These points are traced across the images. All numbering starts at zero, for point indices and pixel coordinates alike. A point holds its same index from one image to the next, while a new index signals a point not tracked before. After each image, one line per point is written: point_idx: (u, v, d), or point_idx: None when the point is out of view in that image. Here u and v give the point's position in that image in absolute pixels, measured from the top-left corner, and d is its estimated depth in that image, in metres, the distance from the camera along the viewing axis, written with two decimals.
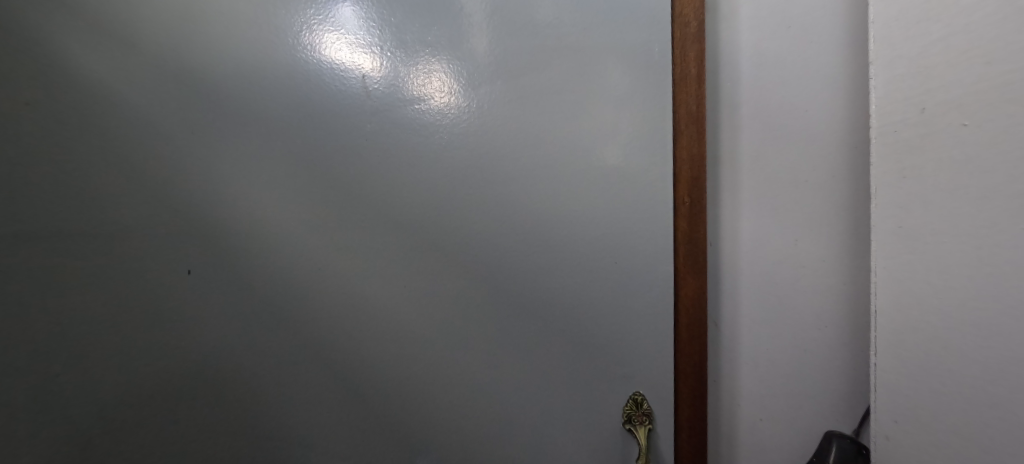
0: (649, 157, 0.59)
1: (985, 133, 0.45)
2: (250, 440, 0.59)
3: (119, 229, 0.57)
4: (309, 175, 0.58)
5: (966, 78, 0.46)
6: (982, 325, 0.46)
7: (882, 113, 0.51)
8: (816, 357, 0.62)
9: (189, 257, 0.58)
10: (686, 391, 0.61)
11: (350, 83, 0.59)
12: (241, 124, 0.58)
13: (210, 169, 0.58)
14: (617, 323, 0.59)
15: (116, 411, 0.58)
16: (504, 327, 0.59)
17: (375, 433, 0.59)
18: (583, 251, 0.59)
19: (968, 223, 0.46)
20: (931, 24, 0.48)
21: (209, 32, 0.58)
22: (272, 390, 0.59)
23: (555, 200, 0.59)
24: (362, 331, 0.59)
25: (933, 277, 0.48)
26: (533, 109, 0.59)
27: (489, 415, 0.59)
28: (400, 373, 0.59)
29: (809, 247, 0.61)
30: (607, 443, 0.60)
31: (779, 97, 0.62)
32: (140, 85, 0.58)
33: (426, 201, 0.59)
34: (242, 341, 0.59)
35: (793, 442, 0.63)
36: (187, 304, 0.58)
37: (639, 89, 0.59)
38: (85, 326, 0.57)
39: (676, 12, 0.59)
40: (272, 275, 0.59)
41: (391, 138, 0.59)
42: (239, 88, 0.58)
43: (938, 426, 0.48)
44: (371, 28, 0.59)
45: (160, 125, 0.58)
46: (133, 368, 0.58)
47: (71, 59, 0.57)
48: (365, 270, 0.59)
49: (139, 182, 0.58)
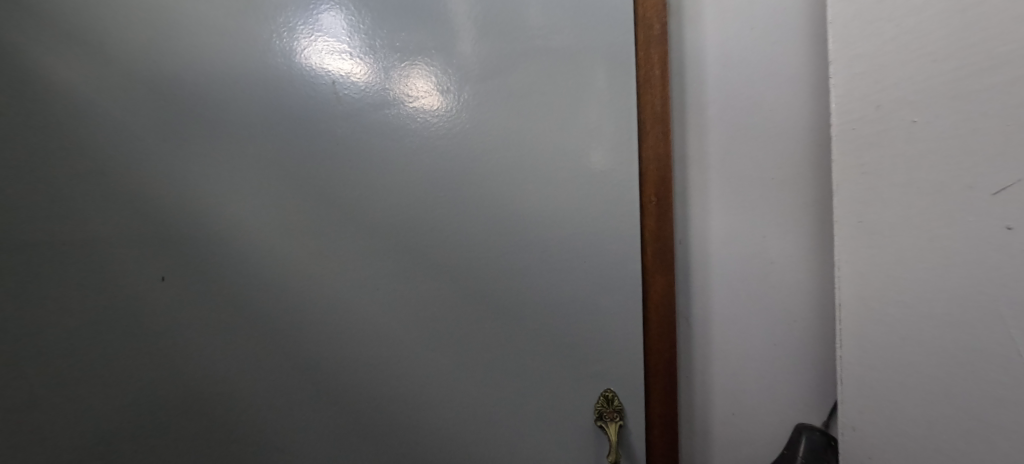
0: (617, 157, 0.60)
1: (933, 129, 0.47)
2: (227, 445, 0.59)
3: (95, 238, 0.58)
4: (282, 180, 0.59)
5: (917, 76, 0.47)
6: (937, 316, 0.47)
7: (842, 110, 0.52)
8: (786, 351, 0.63)
9: (161, 264, 0.59)
10: (658, 387, 0.62)
11: (321, 89, 0.59)
12: (215, 131, 0.59)
13: (181, 177, 0.59)
14: (589, 321, 0.60)
15: (97, 418, 0.58)
16: (478, 328, 0.60)
17: (351, 435, 0.60)
18: (554, 251, 0.60)
19: (922, 216, 0.48)
20: (883, 24, 0.49)
21: (183, 41, 0.59)
22: (246, 396, 0.59)
23: (525, 202, 0.60)
24: (337, 334, 0.60)
25: (891, 271, 0.50)
26: (503, 112, 0.60)
27: (464, 415, 0.60)
28: (376, 374, 0.60)
29: (776, 242, 0.62)
30: (580, 440, 0.61)
31: (744, 96, 0.63)
32: (115, 93, 0.58)
33: (400, 204, 0.60)
34: (219, 347, 0.59)
35: (765, 436, 0.64)
36: (164, 310, 0.59)
37: (608, 90, 0.60)
38: (62, 334, 0.57)
39: (640, 16, 0.61)
40: (246, 280, 0.59)
41: (363, 142, 0.59)
42: (211, 94, 0.59)
43: (901, 417, 0.50)
44: (343, 34, 0.60)
45: (136, 133, 0.58)
46: (108, 376, 0.58)
47: (43, 68, 0.57)
48: (339, 274, 0.59)
49: (108, 191, 0.58)
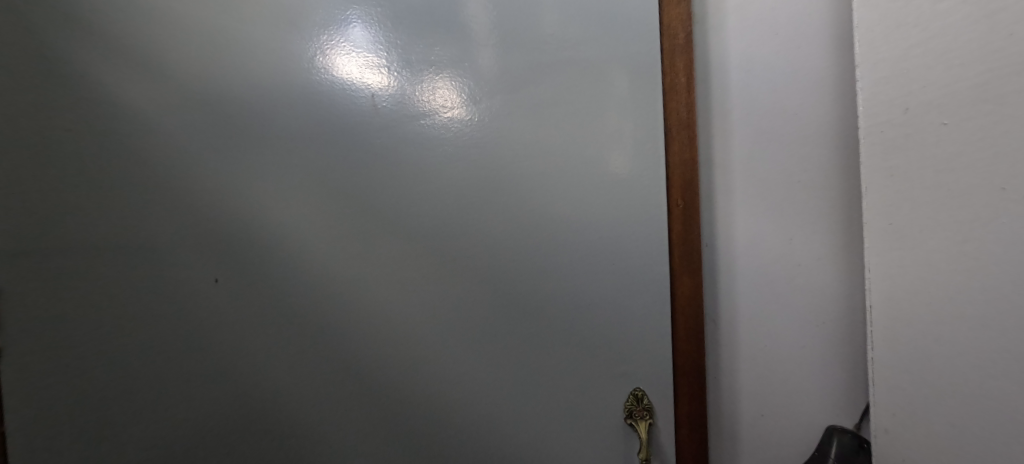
0: (644, 163, 0.62)
1: (964, 131, 0.47)
2: (275, 437, 0.63)
3: (155, 244, 0.63)
4: (326, 188, 0.63)
5: (944, 80, 0.48)
6: (970, 317, 0.48)
7: (869, 114, 0.53)
8: (815, 353, 0.63)
9: (213, 268, 0.63)
10: (686, 387, 0.63)
11: (361, 101, 0.63)
12: (262, 144, 0.63)
13: (231, 186, 0.63)
14: (617, 322, 0.62)
15: (157, 411, 0.63)
16: (509, 329, 0.62)
17: (390, 430, 0.63)
18: (582, 254, 0.62)
19: (953, 218, 0.48)
20: (909, 28, 0.50)
21: (232, 60, 0.63)
22: (291, 391, 0.63)
23: (554, 207, 0.62)
24: (377, 334, 0.63)
25: (922, 273, 0.51)
26: (533, 121, 0.63)
27: (498, 412, 0.62)
28: (413, 372, 0.63)
29: (804, 245, 0.63)
30: (611, 437, 0.63)
31: (769, 101, 0.64)
32: (169, 110, 0.63)
33: (436, 210, 0.62)
34: (267, 345, 0.63)
35: (793, 436, 0.65)
36: (216, 311, 0.63)
37: (633, 98, 0.62)
38: (126, 333, 0.62)
39: (665, 25, 0.63)
40: (292, 283, 0.63)
41: (401, 152, 0.63)
42: (260, 109, 0.63)
43: (935, 419, 0.50)
44: (380, 50, 0.63)
45: (189, 146, 0.63)
46: (167, 371, 0.63)
47: (104, 88, 0.62)
48: (376, 276, 0.63)
49: (165, 200, 0.62)
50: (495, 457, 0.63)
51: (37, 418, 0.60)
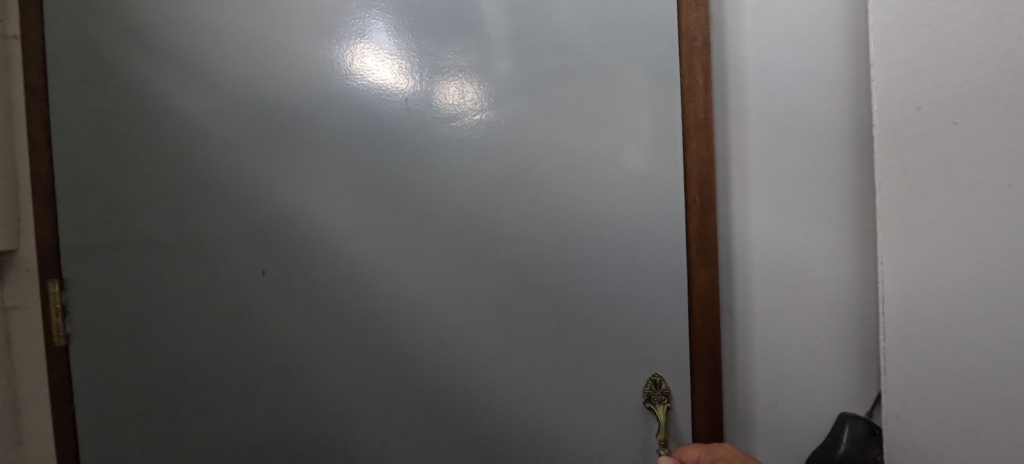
0: (662, 160, 0.65)
1: (974, 130, 0.50)
2: (316, 417, 0.68)
3: (207, 239, 0.68)
4: (364, 187, 0.67)
5: (955, 80, 0.50)
6: (977, 307, 0.50)
7: (883, 112, 0.55)
8: (828, 343, 0.66)
9: (261, 261, 0.68)
10: (703, 375, 0.66)
11: (395, 105, 0.67)
12: (304, 146, 0.67)
13: (276, 185, 0.67)
14: (636, 312, 0.65)
15: (210, 392, 0.69)
16: (535, 318, 0.66)
17: (423, 411, 0.68)
18: (603, 247, 0.65)
19: (963, 213, 0.51)
20: (922, 30, 0.52)
21: (277, 67, 0.67)
22: (332, 375, 0.68)
23: (577, 202, 0.66)
24: (412, 322, 0.67)
25: (932, 266, 0.52)
26: (557, 122, 0.66)
27: (524, 396, 0.67)
28: (445, 358, 0.67)
29: (818, 239, 0.65)
30: (630, 420, 0.66)
31: (785, 100, 0.66)
32: (220, 115, 0.67)
33: (466, 206, 0.66)
34: (310, 332, 0.68)
35: (807, 422, 0.67)
36: (264, 301, 0.68)
37: (652, 99, 0.65)
38: (184, 320, 0.68)
39: (683, 29, 0.65)
40: (333, 275, 0.67)
41: (434, 152, 0.67)
42: (302, 114, 0.67)
43: (944, 405, 0.53)
44: (414, 57, 0.67)
45: (238, 148, 0.67)
46: (219, 355, 0.68)
47: (164, 97, 0.68)
48: (411, 269, 0.67)
49: (215, 198, 0.67)
50: (521, 438, 0.67)
51: (113, 390, 0.69)
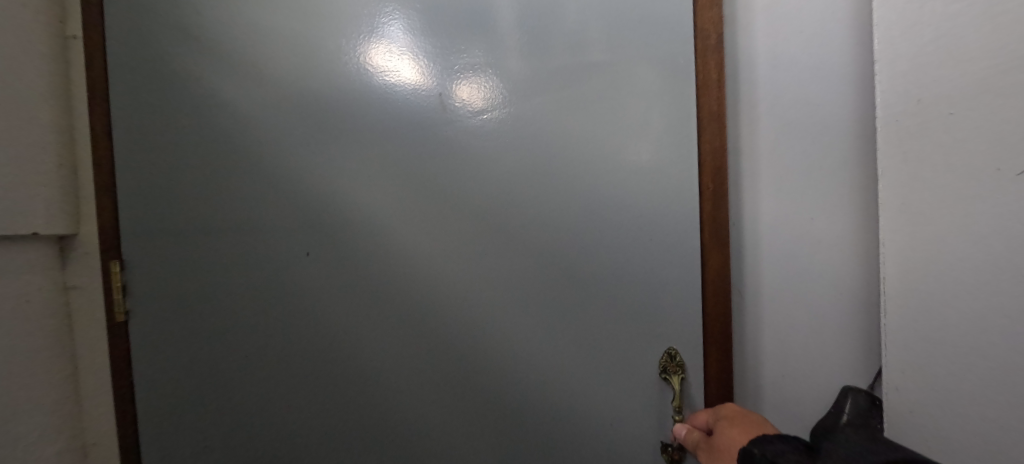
0: (678, 150, 0.70)
1: (969, 120, 0.54)
2: (354, 388, 0.74)
3: (255, 223, 0.73)
4: (401, 175, 0.72)
5: (952, 74, 0.55)
6: (970, 281, 0.55)
7: (886, 105, 0.59)
8: (832, 320, 0.70)
9: (305, 243, 0.73)
10: (715, 349, 0.71)
11: (429, 100, 0.72)
12: (345, 138, 0.72)
13: (318, 173, 0.73)
14: (652, 291, 0.70)
15: (257, 364, 0.75)
16: (559, 297, 0.71)
17: (453, 382, 0.73)
18: (622, 230, 0.70)
19: (958, 197, 0.55)
20: (923, 28, 0.56)
21: (321, 64, 0.72)
22: (370, 348, 0.74)
23: (598, 189, 0.70)
24: (445, 301, 0.73)
25: (930, 245, 0.57)
26: (580, 115, 0.71)
27: (548, 368, 0.72)
28: (474, 334, 0.72)
29: (824, 223, 0.70)
30: (647, 391, 0.71)
31: (794, 94, 0.70)
32: (268, 108, 0.73)
33: (495, 193, 0.71)
34: (350, 310, 0.73)
35: (812, 395, 0.72)
36: (308, 280, 0.73)
37: (669, 92, 0.69)
38: (233, 298, 0.74)
39: (699, 27, 0.70)
40: (372, 257, 0.73)
41: (465, 144, 0.72)
42: (343, 107, 0.72)
43: (938, 372, 0.57)
44: (447, 55, 0.72)
45: (284, 139, 0.73)
46: (265, 330, 0.74)
47: (215, 92, 0.73)
48: (444, 251, 0.72)
49: (263, 184, 0.73)
50: (544, 407, 0.72)
51: (168, 361, 0.75)
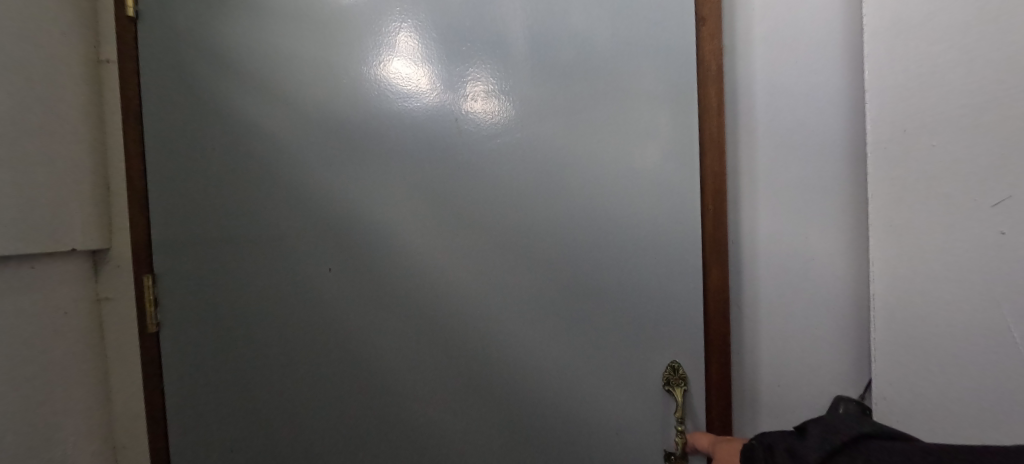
0: (681, 174, 0.74)
1: (950, 152, 0.59)
2: (373, 395, 0.78)
3: (280, 240, 0.78)
4: (419, 195, 0.76)
5: (935, 108, 0.60)
6: (952, 301, 0.60)
7: (876, 132, 0.64)
8: (826, 334, 0.75)
9: (328, 259, 0.77)
10: (716, 360, 0.76)
11: (445, 124, 0.76)
12: (366, 159, 0.77)
13: (340, 192, 0.77)
14: (656, 307, 0.75)
15: (280, 373, 0.79)
16: (568, 311, 0.75)
17: (467, 390, 0.77)
18: (628, 250, 0.74)
19: (940, 222, 0.60)
20: (908, 63, 0.61)
21: (344, 90, 0.77)
22: (389, 358, 0.78)
23: (605, 210, 0.75)
24: (460, 314, 0.77)
25: (915, 267, 0.62)
26: (589, 139, 0.75)
27: (557, 377, 0.76)
28: (488, 344, 0.77)
29: (818, 243, 0.74)
30: (651, 401, 0.75)
31: (791, 120, 0.75)
32: (293, 131, 0.77)
33: (508, 212, 0.76)
34: (370, 322, 0.78)
35: (807, 405, 0.76)
36: (330, 295, 0.78)
37: (672, 119, 0.74)
38: (259, 311, 0.78)
39: (701, 58, 0.74)
40: (391, 272, 0.77)
41: (479, 166, 0.76)
42: (365, 131, 0.76)
43: (923, 385, 0.62)
44: (463, 81, 0.76)
45: (308, 160, 0.77)
46: (289, 341, 0.78)
47: (243, 116, 0.77)
48: (460, 267, 0.76)
49: (287, 204, 0.77)
50: (553, 414, 0.77)
51: (197, 371, 0.79)
